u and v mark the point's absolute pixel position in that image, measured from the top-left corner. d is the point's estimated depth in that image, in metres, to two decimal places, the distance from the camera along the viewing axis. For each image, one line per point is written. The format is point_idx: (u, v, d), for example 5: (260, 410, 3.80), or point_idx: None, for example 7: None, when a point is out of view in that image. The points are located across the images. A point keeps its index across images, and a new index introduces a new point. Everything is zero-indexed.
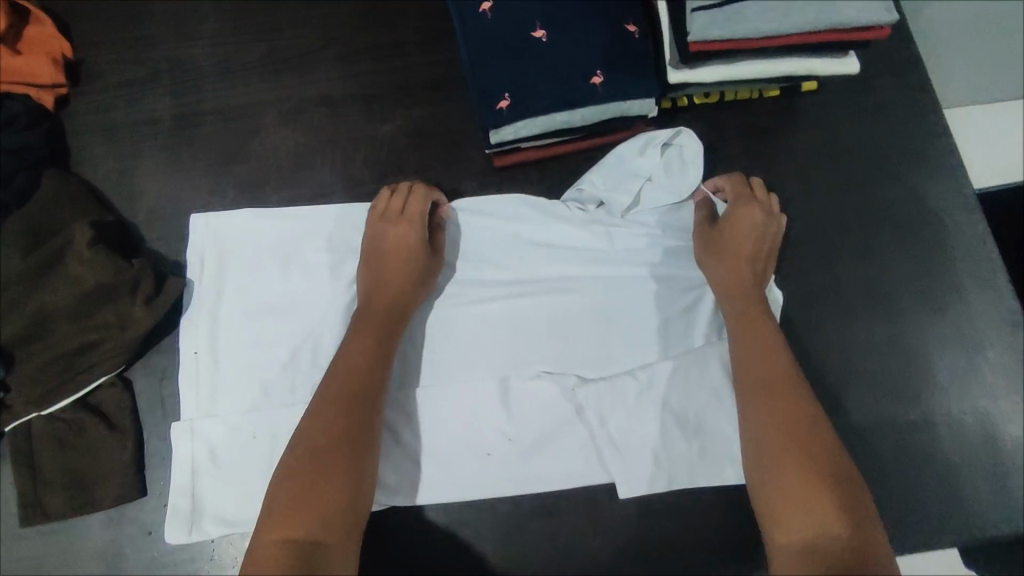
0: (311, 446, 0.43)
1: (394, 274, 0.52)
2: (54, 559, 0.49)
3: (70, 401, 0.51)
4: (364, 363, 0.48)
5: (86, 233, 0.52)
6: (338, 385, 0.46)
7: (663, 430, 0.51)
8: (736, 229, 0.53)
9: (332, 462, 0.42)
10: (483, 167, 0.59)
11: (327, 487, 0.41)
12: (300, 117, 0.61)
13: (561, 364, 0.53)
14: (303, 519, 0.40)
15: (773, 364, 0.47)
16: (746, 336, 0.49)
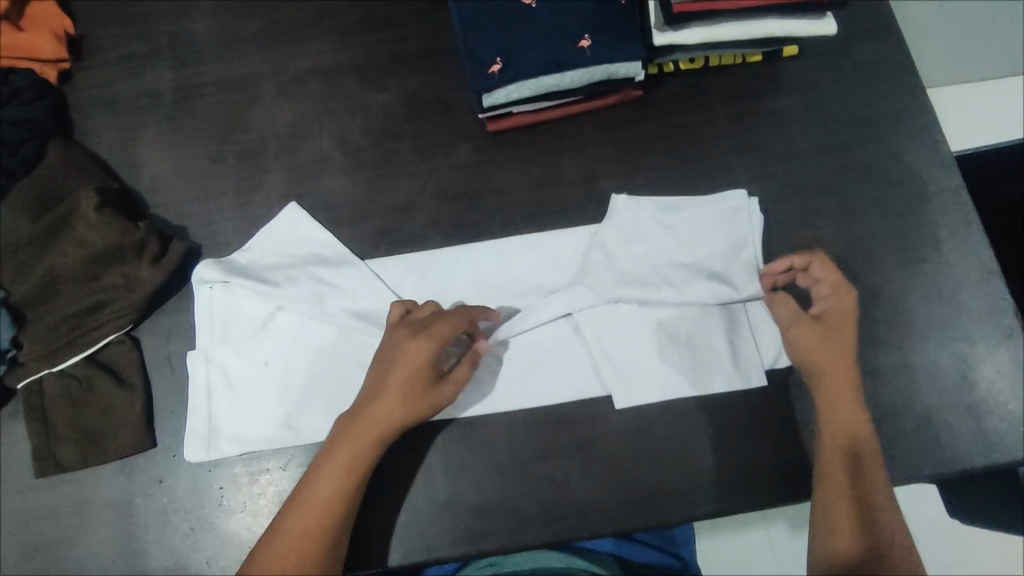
0: (304, 510, 0.47)
1: (400, 379, 0.48)
2: (67, 509, 0.51)
3: (81, 358, 0.53)
4: (373, 439, 0.48)
5: (93, 198, 0.54)
6: (345, 453, 0.47)
7: (658, 343, 0.54)
8: (841, 321, 0.52)
9: (310, 542, 0.46)
10: (476, 132, 0.60)
11: (303, 559, 0.45)
12: (297, 88, 0.62)
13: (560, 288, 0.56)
14: (286, 569, 0.45)
15: (849, 390, 0.51)
16: (828, 363, 0.51)
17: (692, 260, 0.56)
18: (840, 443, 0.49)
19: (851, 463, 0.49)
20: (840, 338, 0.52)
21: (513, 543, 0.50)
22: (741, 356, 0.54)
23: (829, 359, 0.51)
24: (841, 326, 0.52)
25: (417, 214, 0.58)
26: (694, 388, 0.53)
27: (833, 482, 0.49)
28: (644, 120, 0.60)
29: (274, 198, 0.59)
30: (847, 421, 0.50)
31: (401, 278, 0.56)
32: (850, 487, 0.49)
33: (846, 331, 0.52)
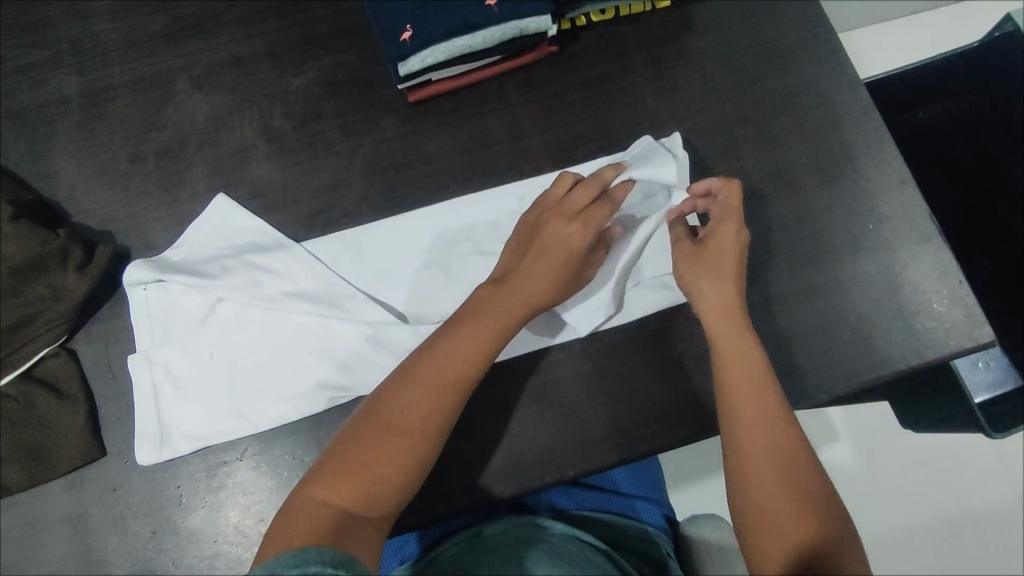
0: (382, 424, 0.46)
1: (533, 275, 0.51)
2: (20, 529, 0.50)
3: (16, 375, 0.52)
4: (464, 352, 0.48)
5: (6, 210, 0.52)
6: (437, 367, 0.47)
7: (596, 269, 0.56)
8: (717, 248, 0.52)
9: (393, 449, 0.45)
10: (398, 104, 0.60)
11: (359, 487, 0.44)
12: (212, 80, 0.61)
13: (501, 243, 0.57)
14: (337, 495, 0.44)
15: (762, 388, 0.49)
16: (735, 362, 0.49)
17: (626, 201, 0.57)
18: (752, 445, 0.47)
19: (767, 461, 0.47)
20: (713, 276, 0.51)
21: (481, 498, 0.51)
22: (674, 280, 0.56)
23: (698, 279, 0.52)
24: (713, 259, 0.52)
25: (348, 191, 0.58)
26: (632, 316, 0.55)
27: (747, 485, 0.47)
28: (563, 76, 0.61)
29: (201, 192, 0.58)
30: (758, 411, 0.48)
31: (338, 255, 0.56)
32: (772, 494, 0.46)
33: (733, 290, 0.51)
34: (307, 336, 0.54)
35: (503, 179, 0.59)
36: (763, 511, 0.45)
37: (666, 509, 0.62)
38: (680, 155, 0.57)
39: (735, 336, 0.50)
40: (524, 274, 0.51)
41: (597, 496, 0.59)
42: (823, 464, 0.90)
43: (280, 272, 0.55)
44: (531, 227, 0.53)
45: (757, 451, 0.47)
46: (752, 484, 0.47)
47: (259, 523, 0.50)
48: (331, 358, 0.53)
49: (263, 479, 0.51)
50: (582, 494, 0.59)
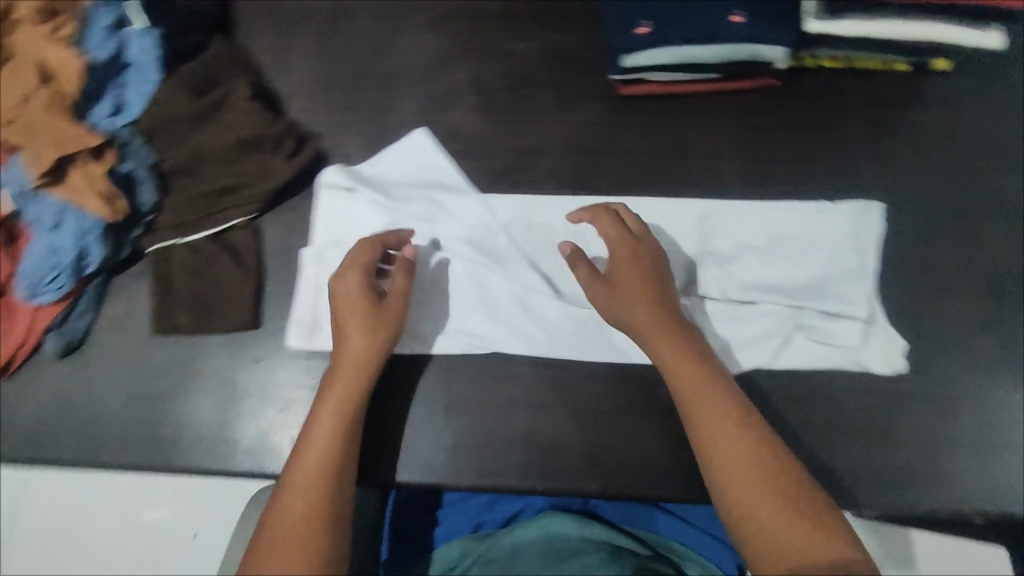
0: (299, 467, 0.47)
1: (346, 346, 0.51)
2: (175, 369, 0.55)
3: (208, 235, 0.57)
4: (324, 421, 0.49)
5: (246, 89, 0.58)
6: (316, 432, 0.48)
7: (755, 307, 0.55)
8: (648, 320, 0.51)
9: (305, 486, 0.47)
10: (607, 94, 0.61)
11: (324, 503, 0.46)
12: (443, 25, 0.65)
13: (665, 250, 0.57)
14: (310, 501, 0.46)
15: (721, 422, 0.46)
16: (699, 399, 0.47)
17: (816, 254, 0.56)
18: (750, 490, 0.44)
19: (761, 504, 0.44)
20: (656, 338, 0.50)
21: (580, 488, 0.51)
22: (835, 342, 0.54)
23: (644, 329, 0.51)
24: (652, 321, 0.51)
25: (537, 161, 0.60)
26: (780, 362, 0.54)
27: (750, 519, 0.43)
28: (777, 112, 0.60)
29: (405, 123, 0.62)
30: (724, 449, 0.46)
31: (512, 216, 0.58)
32: (773, 530, 0.43)
33: (693, 353, 0.49)
34: (465, 281, 0.57)
35: (688, 195, 0.59)
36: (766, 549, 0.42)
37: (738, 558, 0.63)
38: (877, 228, 0.56)
39: (695, 376, 0.48)
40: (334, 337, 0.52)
41: (663, 517, 0.64)
42: None
43: (456, 215, 0.58)
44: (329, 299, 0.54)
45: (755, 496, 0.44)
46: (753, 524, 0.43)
47: (374, 435, 0.53)
48: (477, 307, 0.56)
49: (389, 396, 0.54)
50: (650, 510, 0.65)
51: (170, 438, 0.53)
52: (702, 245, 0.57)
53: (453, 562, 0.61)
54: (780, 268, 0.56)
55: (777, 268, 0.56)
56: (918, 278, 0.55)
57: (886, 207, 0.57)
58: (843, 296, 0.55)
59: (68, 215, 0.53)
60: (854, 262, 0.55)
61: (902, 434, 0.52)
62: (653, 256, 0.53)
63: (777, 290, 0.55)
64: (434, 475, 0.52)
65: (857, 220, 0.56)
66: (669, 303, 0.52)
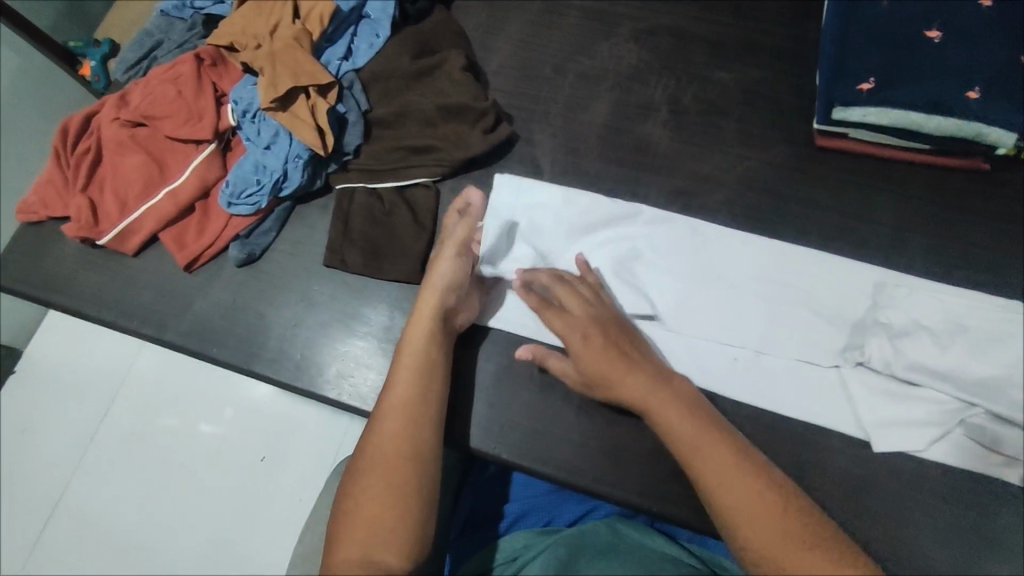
0: (387, 422, 0.49)
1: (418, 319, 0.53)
2: (336, 302, 0.58)
3: (394, 186, 0.60)
4: (411, 369, 0.51)
5: (461, 61, 0.61)
6: (403, 382, 0.50)
7: (918, 389, 0.51)
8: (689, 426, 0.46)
9: (395, 442, 0.48)
10: (800, 141, 0.61)
11: (406, 447, 0.47)
12: (650, 39, 0.66)
13: (833, 309, 0.54)
14: (396, 448, 0.47)
15: (789, 528, 0.42)
16: (758, 519, 0.42)
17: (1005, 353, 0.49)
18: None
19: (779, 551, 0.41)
20: (671, 413, 0.47)
21: (698, 522, 0.50)
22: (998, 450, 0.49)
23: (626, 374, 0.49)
24: (686, 430, 0.46)
25: (716, 189, 0.60)
26: (929, 452, 0.51)
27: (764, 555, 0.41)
28: (977, 196, 0.58)
29: (593, 124, 0.63)
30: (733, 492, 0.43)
31: (683, 239, 0.57)
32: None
33: (740, 460, 0.44)
34: (621, 288, 0.56)
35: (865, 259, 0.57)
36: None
37: None
38: None
39: (684, 421, 0.46)
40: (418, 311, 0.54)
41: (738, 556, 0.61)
42: None
43: (629, 222, 0.58)
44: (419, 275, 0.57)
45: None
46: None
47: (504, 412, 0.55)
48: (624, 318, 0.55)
49: (526, 379, 0.56)
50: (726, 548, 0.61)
51: (317, 364, 0.56)
52: (871, 313, 0.53)
53: (515, 553, 0.57)
54: (955, 355, 0.50)
55: (949, 354, 0.50)
56: None
57: None
58: None
59: (281, 138, 0.58)
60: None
61: None
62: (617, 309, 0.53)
63: (947, 380, 0.50)
64: (559, 468, 0.53)
65: None
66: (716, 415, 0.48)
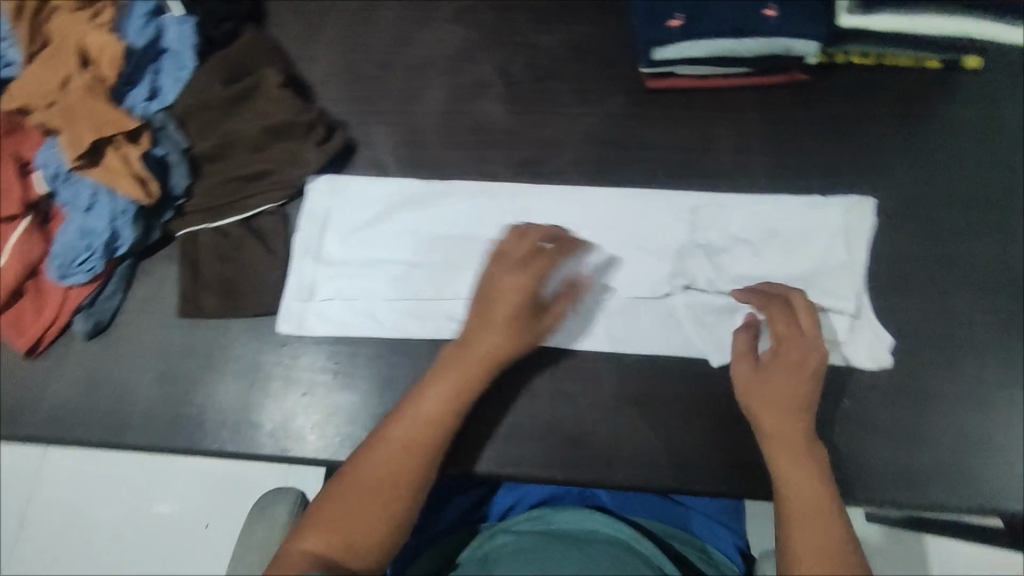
0: (386, 463, 0.49)
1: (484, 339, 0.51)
2: (197, 352, 0.55)
3: (237, 219, 0.58)
4: (431, 415, 0.49)
5: (278, 77, 0.59)
6: (418, 412, 0.50)
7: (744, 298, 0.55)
8: (790, 396, 0.49)
9: (378, 490, 0.48)
10: (633, 86, 0.61)
11: (401, 482, 0.49)
12: (471, 16, 0.65)
13: (660, 242, 0.57)
14: (389, 473, 0.49)
15: (820, 527, 0.46)
16: (801, 509, 0.47)
17: (803, 249, 0.55)
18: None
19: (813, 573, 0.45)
20: (784, 432, 0.48)
21: (604, 479, 0.51)
22: (819, 336, 0.53)
23: (759, 401, 0.49)
24: (778, 415, 0.48)
25: (562, 151, 0.60)
26: (769, 353, 0.53)
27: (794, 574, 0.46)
28: (804, 106, 0.60)
29: (431, 113, 0.62)
30: (799, 524, 0.47)
31: (528, 207, 0.58)
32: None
33: (807, 449, 0.48)
34: (451, 266, 0.56)
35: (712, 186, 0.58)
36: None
37: (739, 539, 0.67)
38: (865, 224, 0.55)
39: (802, 460, 0.47)
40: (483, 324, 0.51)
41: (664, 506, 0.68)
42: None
43: (447, 199, 0.58)
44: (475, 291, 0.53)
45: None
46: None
47: None
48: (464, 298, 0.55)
49: (410, 383, 0.54)
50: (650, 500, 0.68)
51: (195, 420, 0.53)
52: (691, 237, 0.56)
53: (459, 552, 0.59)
54: (758, 259, 0.55)
55: (754, 261, 0.55)
56: (951, 271, 0.54)
57: (875, 200, 0.56)
58: (830, 289, 0.53)
59: (101, 196, 0.53)
60: (844, 255, 0.54)
61: (931, 433, 0.50)
62: (815, 349, 0.50)
63: (766, 283, 0.54)
64: (459, 465, 0.51)
65: (846, 215, 0.55)
66: (814, 403, 0.49)
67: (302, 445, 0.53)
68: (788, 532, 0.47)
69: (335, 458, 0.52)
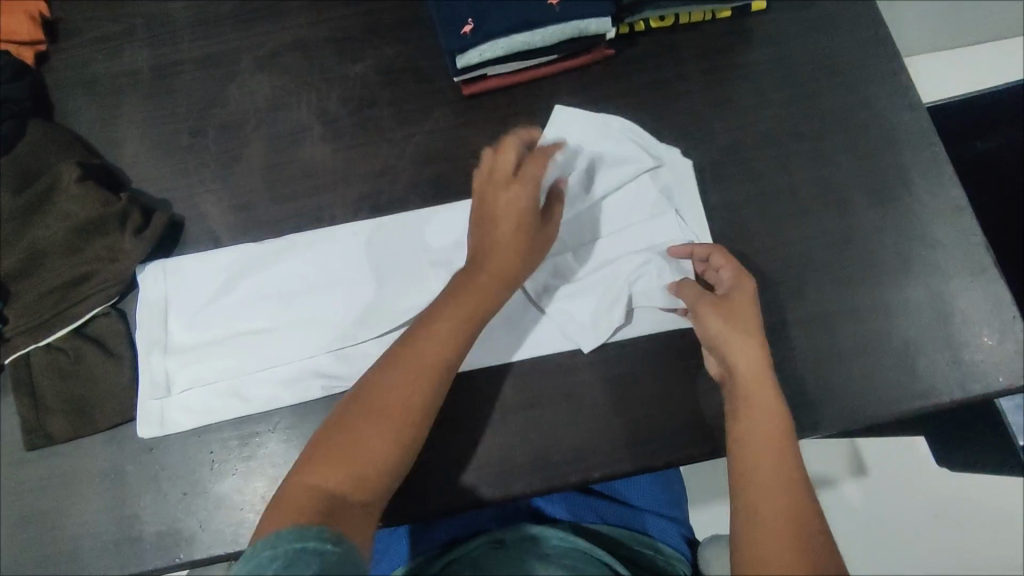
0: (366, 416, 0.45)
1: (496, 259, 0.49)
2: (57, 481, 0.51)
3: (69, 331, 0.53)
4: (448, 343, 0.47)
5: (74, 171, 0.54)
6: (419, 354, 0.47)
7: (596, 281, 0.56)
8: (743, 301, 0.51)
9: (365, 443, 0.44)
10: (452, 97, 0.61)
11: (417, 404, 0.46)
12: (274, 61, 0.62)
13: None
14: (401, 404, 0.45)
15: (767, 411, 0.47)
16: (755, 388, 0.48)
17: (640, 221, 0.57)
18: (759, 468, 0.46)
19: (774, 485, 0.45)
20: (752, 356, 0.49)
21: (506, 492, 0.51)
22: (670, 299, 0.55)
23: (727, 330, 0.50)
24: (737, 313, 0.50)
25: (397, 176, 0.59)
26: (634, 328, 0.54)
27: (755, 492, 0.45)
28: (618, 81, 0.61)
29: (255, 169, 0.59)
30: (767, 446, 0.47)
31: (371, 243, 0.57)
32: (770, 513, 0.44)
33: (756, 337, 0.49)
34: (307, 321, 0.55)
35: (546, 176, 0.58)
36: (766, 544, 0.43)
37: (687, 530, 0.62)
38: (690, 182, 0.57)
39: (764, 386, 0.48)
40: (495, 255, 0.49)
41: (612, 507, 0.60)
42: (837, 498, 0.87)
43: (288, 255, 0.56)
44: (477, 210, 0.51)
45: (767, 480, 0.46)
46: (756, 512, 0.45)
47: None
48: (328, 352, 0.54)
49: (292, 453, 0.52)
50: (596, 503, 0.60)
51: (70, 551, 0.49)
52: None
53: None
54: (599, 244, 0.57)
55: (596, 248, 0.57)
56: (779, 206, 0.57)
57: (691, 157, 0.58)
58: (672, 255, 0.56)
59: None
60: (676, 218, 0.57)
61: (794, 362, 0.53)
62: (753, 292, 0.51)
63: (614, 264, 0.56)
64: None
65: (670, 179, 0.57)
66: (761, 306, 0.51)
67: (193, 547, 0.50)
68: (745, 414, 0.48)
69: (228, 551, 0.50)
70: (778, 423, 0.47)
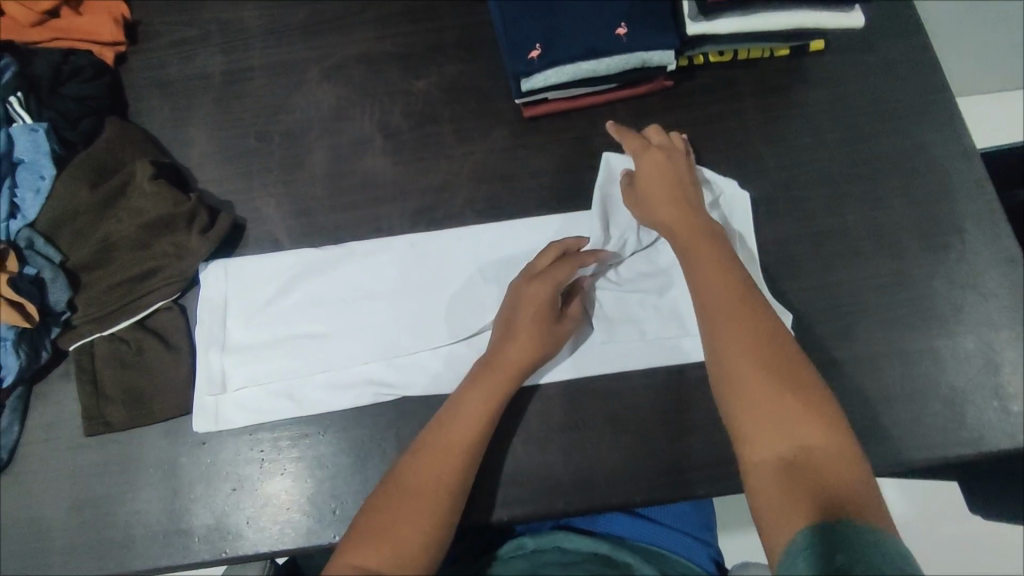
0: (407, 488, 0.47)
1: (522, 335, 0.52)
2: (112, 469, 0.53)
3: (131, 323, 0.55)
4: (473, 421, 0.49)
5: (148, 170, 0.57)
6: (452, 432, 0.49)
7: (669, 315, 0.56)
8: (653, 175, 0.56)
9: (412, 514, 0.46)
10: (512, 118, 0.62)
11: (454, 482, 0.48)
12: (341, 73, 0.64)
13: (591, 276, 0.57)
14: (432, 479, 0.48)
15: (741, 314, 0.49)
16: (729, 323, 0.49)
17: None
18: (753, 395, 0.46)
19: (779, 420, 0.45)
20: (708, 277, 0.51)
21: (547, 511, 0.51)
22: None
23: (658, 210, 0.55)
24: (704, 259, 0.52)
25: (454, 192, 0.60)
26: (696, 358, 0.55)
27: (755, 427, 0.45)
28: (675, 112, 0.62)
29: (317, 176, 0.61)
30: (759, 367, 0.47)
31: (426, 256, 0.58)
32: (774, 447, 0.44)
33: (690, 212, 0.55)
34: (362, 329, 0.56)
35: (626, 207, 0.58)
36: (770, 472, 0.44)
37: (717, 553, 0.62)
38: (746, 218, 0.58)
39: (730, 308, 0.49)
40: (512, 337, 0.52)
41: (647, 529, 0.60)
42: None
43: (345, 263, 0.58)
44: (502, 320, 0.53)
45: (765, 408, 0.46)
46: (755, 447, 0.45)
47: (331, 499, 0.52)
48: (380, 362, 0.55)
49: (340, 457, 0.53)
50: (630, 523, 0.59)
51: (122, 539, 0.51)
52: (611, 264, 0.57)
53: None
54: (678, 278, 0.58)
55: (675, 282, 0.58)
56: (831, 245, 0.57)
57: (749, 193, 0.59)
58: None
59: None
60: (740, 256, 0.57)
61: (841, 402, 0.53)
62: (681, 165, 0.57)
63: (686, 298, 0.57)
64: None
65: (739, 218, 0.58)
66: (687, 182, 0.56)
67: (239, 543, 0.51)
68: (719, 347, 0.49)
69: (273, 550, 0.51)
70: (764, 341, 0.48)
